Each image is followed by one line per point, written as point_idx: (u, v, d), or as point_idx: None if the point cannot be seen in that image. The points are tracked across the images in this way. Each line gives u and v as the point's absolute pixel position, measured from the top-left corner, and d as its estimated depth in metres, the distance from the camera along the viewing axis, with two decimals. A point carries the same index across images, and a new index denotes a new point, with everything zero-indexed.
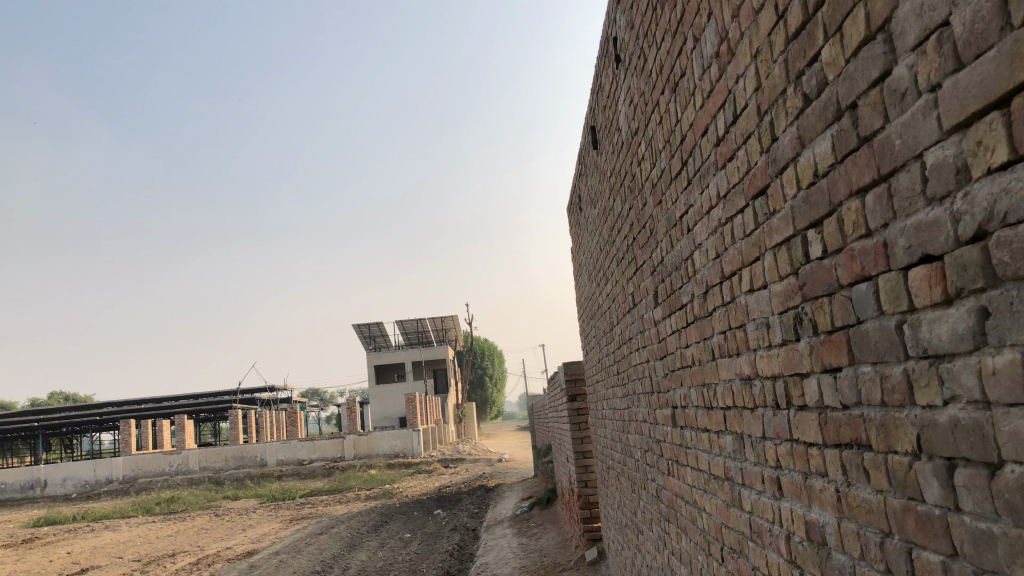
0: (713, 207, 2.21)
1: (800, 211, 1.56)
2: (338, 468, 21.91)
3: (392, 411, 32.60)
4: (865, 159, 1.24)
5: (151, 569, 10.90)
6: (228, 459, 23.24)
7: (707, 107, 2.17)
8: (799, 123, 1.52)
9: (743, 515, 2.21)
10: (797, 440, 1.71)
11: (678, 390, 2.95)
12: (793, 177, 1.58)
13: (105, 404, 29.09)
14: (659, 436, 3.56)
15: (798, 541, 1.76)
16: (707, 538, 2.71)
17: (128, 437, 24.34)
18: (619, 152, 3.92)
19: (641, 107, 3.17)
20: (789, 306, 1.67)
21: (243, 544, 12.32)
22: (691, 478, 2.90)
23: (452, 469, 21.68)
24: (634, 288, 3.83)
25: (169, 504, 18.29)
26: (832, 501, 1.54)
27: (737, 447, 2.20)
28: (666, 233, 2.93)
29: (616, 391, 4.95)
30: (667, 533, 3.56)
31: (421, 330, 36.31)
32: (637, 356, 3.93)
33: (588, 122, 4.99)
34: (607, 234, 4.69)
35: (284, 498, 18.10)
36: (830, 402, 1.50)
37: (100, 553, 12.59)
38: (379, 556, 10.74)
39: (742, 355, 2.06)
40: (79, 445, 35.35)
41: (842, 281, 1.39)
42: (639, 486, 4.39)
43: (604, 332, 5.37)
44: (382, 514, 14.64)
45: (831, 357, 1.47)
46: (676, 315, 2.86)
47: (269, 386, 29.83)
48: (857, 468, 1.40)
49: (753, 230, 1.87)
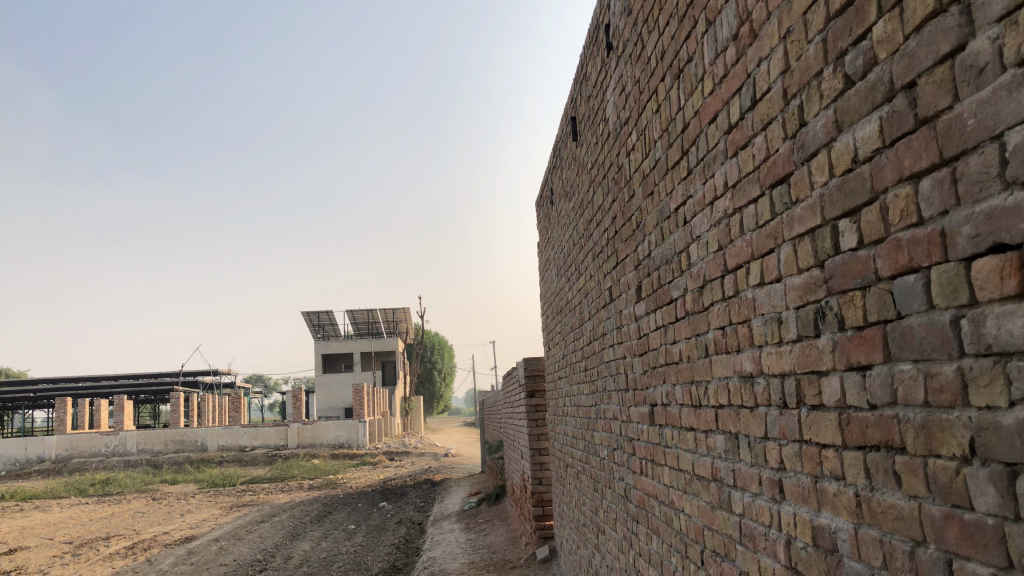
0: (718, 197, 2.13)
1: (830, 199, 1.48)
2: (281, 456, 21.55)
3: (338, 401, 32.20)
4: (924, 141, 1.17)
5: (83, 552, 10.51)
6: (168, 442, 22.66)
7: (718, 93, 2.08)
8: (836, 106, 1.44)
9: (732, 518, 2.14)
10: (807, 441, 1.64)
11: (660, 387, 2.88)
12: (825, 163, 1.50)
13: (40, 380, 28.21)
14: (631, 435, 3.49)
15: (801, 546, 1.69)
16: (684, 539, 2.64)
17: (63, 416, 23.57)
18: (602, 143, 3.84)
19: (634, 96, 3.09)
20: (810, 300, 1.59)
21: (180, 530, 11.99)
22: (668, 478, 2.84)
23: (398, 462, 21.48)
24: (612, 282, 3.75)
25: (104, 485, 17.77)
26: (849, 505, 1.46)
27: (730, 447, 2.13)
28: (655, 225, 2.85)
29: (583, 387, 4.87)
30: (635, 533, 3.48)
31: (371, 321, 35.91)
32: (611, 351, 3.87)
33: (568, 112, 4.91)
34: (583, 227, 4.60)
35: (224, 484, 17.71)
36: (854, 401, 1.42)
37: (29, 534, 12.11)
38: (323, 546, 10.53)
39: (743, 351, 1.98)
40: (9, 421, 34.20)
41: (880, 273, 1.31)
42: (603, 484, 4.31)
43: (572, 327, 5.31)
44: (326, 504, 14.41)
45: (861, 353, 1.39)
46: (662, 310, 2.78)
47: (213, 370, 29.25)
48: (886, 472, 1.32)
49: (767, 220, 1.79)
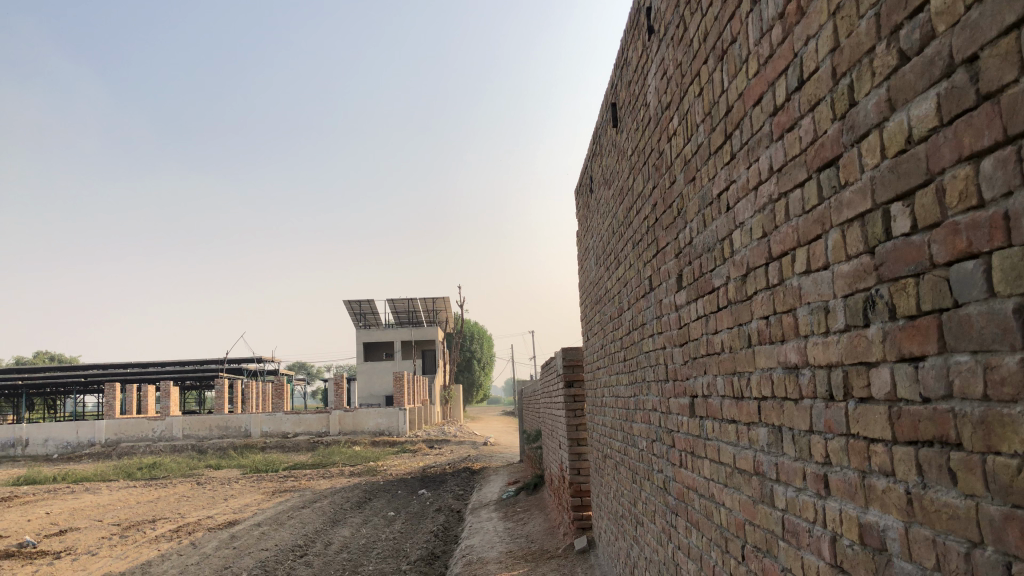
0: (763, 182, 2.06)
1: (882, 181, 1.41)
2: (322, 442, 21.81)
3: (378, 389, 32.47)
4: (985, 118, 1.10)
5: (131, 534, 10.76)
6: (212, 428, 23.07)
7: (764, 74, 2.01)
8: (890, 84, 1.37)
9: (775, 513, 2.08)
10: (856, 436, 1.57)
11: (700, 378, 2.82)
12: (877, 144, 1.42)
13: (91, 366, 28.92)
14: (670, 427, 3.43)
15: (846, 545, 1.63)
16: (724, 534, 2.59)
17: (112, 401, 24.13)
18: (643, 129, 3.77)
19: (676, 80, 3.02)
20: (858, 289, 1.52)
21: (224, 514, 12.21)
22: (708, 471, 2.78)
23: (438, 450, 21.58)
24: (652, 271, 3.69)
25: (151, 469, 18.17)
26: (900, 503, 1.39)
27: (774, 440, 2.07)
28: (697, 213, 2.78)
29: (621, 377, 4.82)
30: (674, 527, 3.43)
31: (412, 310, 36.10)
32: (650, 342, 3.81)
33: (608, 99, 4.84)
34: (623, 215, 4.53)
35: (267, 470, 17.97)
36: (905, 394, 1.36)
37: (79, 515, 12.43)
38: (363, 532, 10.64)
39: (787, 341, 1.92)
40: (62, 407, 35.14)
41: (935, 260, 1.24)
42: (642, 477, 4.26)
43: (610, 316, 5.26)
44: (367, 490, 14.55)
45: (913, 344, 1.32)
46: (704, 299, 2.72)
47: (256, 357, 29.69)
48: (940, 469, 1.25)
49: (815, 206, 1.71)
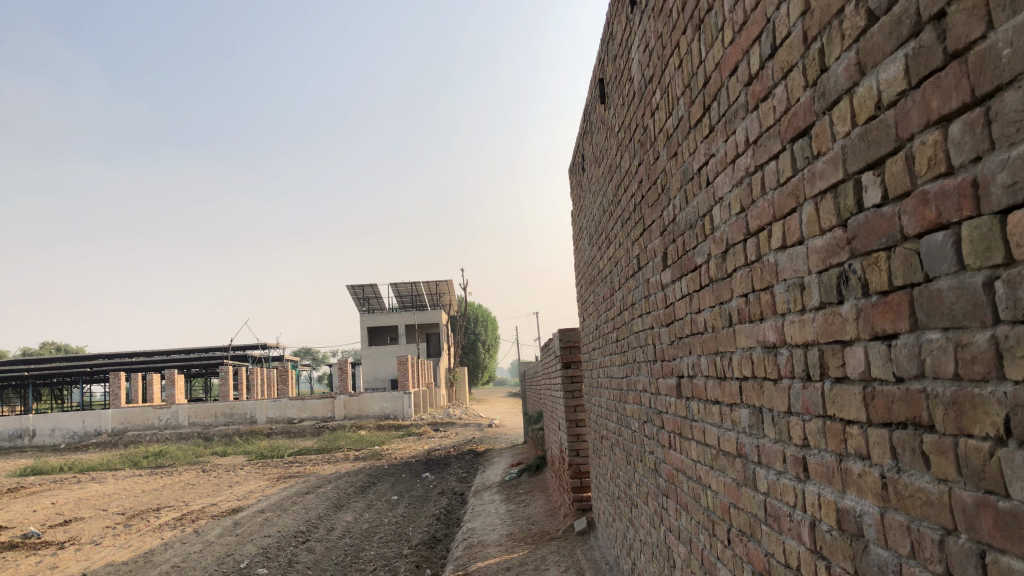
0: (740, 155, 1.98)
1: (853, 150, 1.33)
2: (327, 427, 21.84)
3: (383, 373, 32.51)
4: (953, 79, 1.02)
5: (135, 523, 10.77)
6: (217, 415, 23.10)
7: (738, 42, 1.93)
8: (859, 46, 1.29)
9: (757, 496, 2.02)
10: (832, 417, 1.51)
11: (686, 358, 2.75)
12: (847, 111, 1.35)
13: (96, 355, 28.96)
14: (660, 408, 3.37)
15: (825, 530, 1.57)
16: (711, 517, 2.53)
17: (117, 390, 24.17)
18: (629, 104, 3.67)
19: (657, 53, 2.93)
20: (832, 264, 1.45)
21: (228, 501, 12.22)
22: (695, 453, 2.73)
23: (443, 433, 21.59)
24: (640, 250, 3.61)
25: (157, 457, 18.22)
26: (875, 488, 1.33)
27: (755, 422, 2.00)
28: (680, 189, 2.70)
29: (614, 358, 4.77)
30: (665, 509, 3.38)
31: (415, 294, 36.04)
32: (640, 322, 3.74)
33: (596, 74, 4.73)
34: (612, 193, 4.44)
35: (272, 456, 17.99)
36: (879, 374, 1.29)
37: (84, 505, 12.45)
38: (366, 517, 10.64)
39: (766, 320, 1.85)
40: (70, 396, 35.24)
41: (906, 232, 1.17)
42: (635, 458, 4.20)
43: (603, 297, 5.19)
44: (371, 474, 14.57)
45: (886, 321, 1.25)
46: (687, 277, 2.64)
47: (260, 344, 29.71)
48: (913, 452, 1.19)
49: (789, 178, 1.64)
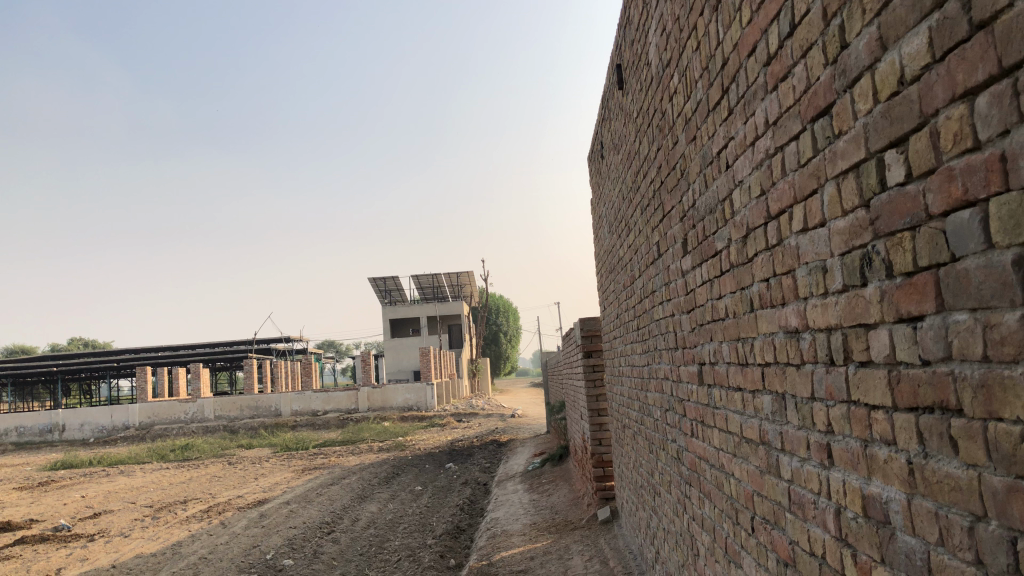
0: (760, 137, 1.94)
1: (875, 128, 1.29)
2: (351, 419, 21.97)
3: (406, 364, 32.63)
4: (980, 50, 0.99)
5: (163, 515, 10.89)
6: (243, 408, 23.29)
7: (757, 22, 1.89)
8: (881, 21, 1.25)
9: (781, 484, 1.99)
10: (856, 402, 1.47)
11: (707, 345, 2.72)
12: (869, 88, 1.31)
13: (123, 351, 29.33)
14: (681, 396, 3.33)
15: (850, 518, 1.54)
16: (735, 505, 2.51)
17: (144, 384, 24.46)
18: (647, 89, 3.62)
19: (675, 36, 2.88)
20: (855, 246, 1.41)
21: (254, 493, 12.33)
22: (718, 440, 2.70)
23: (466, 424, 21.63)
24: (660, 236, 3.57)
25: (184, 450, 18.42)
26: (902, 474, 1.30)
27: (778, 408, 1.97)
28: (699, 174, 2.67)
29: (635, 347, 4.73)
30: (689, 498, 3.35)
31: (436, 285, 36.05)
32: (660, 310, 3.71)
33: (613, 60, 4.68)
34: (631, 180, 4.41)
35: (297, 448, 18.11)
36: (904, 357, 1.26)
37: (113, 498, 12.61)
38: (390, 508, 10.69)
39: (788, 305, 1.82)
40: (97, 391, 35.75)
41: (931, 211, 1.14)
42: (658, 447, 4.17)
43: (624, 285, 5.15)
44: (395, 465, 14.64)
45: (911, 303, 1.22)
46: (708, 263, 2.60)
47: (284, 337, 29.92)
48: (941, 437, 1.16)
49: (810, 159, 1.60)
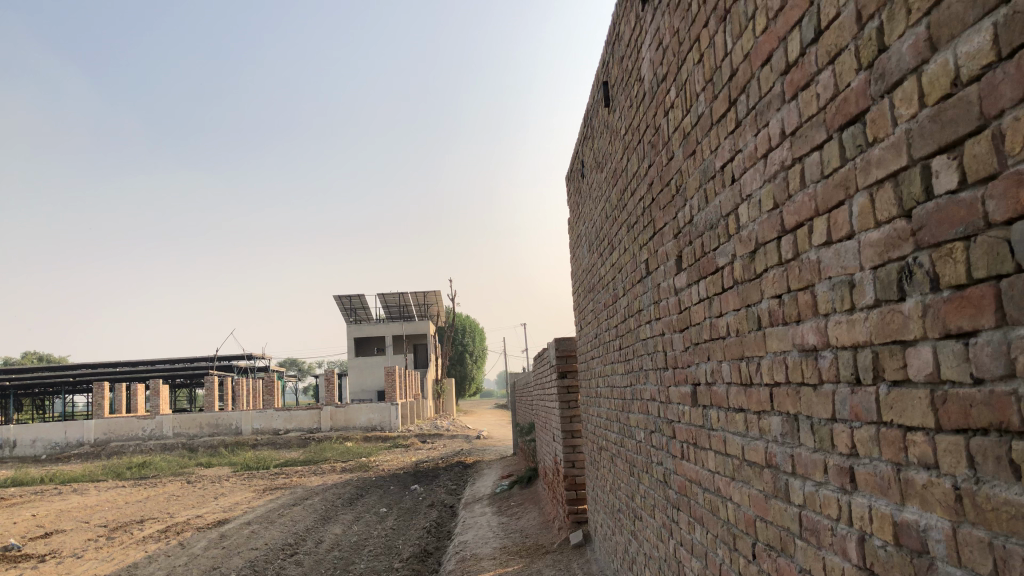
0: (774, 148, 1.88)
1: (921, 134, 1.23)
2: (314, 438, 21.60)
3: (370, 384, 32.28)
4: None
5: (118, 535, 10.51)
6: (202, 426, 22.78)
7: (774, 30, 1.83)
8: (930, 21, 1.19)
9: (791, 509, 1.91)
10: (888, 424, 1.40)
11: (704, 364, 2.65)
12: (913, 91, 1.24)
13: (79, 365, 28.59)
14: (671, 417, 3.25)
15: (878, 545, 1.45)
16: (732, 531, 2.42)
17: (101, 400, 23.83)
18: (638, 105, 3.57)
19: (673, 49, 2.83)
20: (891, 258, 1.34)
21: (214, 513, 11.99)
22: (713, 464, 2.61)
23: (430, 444, 21.39)
24: (649, 254, 3.51)
25: (141, 468, 17.93)
26: (945, 501, 1.22)
27: (789, 430, 1.90)
28: (697, 189, 2.61)
29: (617, 366, 4.65)
30: (676, 523, 3.26)
31: (403, 304, 35.81)
32: (647, 330, 3.64)
33: (599, 77, 4.63)
34: (616, 197, 4.35)
35: (257, 467, 17.72)
36: (952, 376, 1.19)
37: (65, 517, 12.18)
38: (355, 530, 10.45)
39: (805, 322, 1.75)
40: (51, 406, 34.83)
41: (992, 218, 1.07)
42: (640, 469, 4.08)
43: (604, 304, 5.09)
44: (359, 486, 14.37)
45: (962, 318, 1.15)
46: (707, 281, 2.54)
47: (246, 354, 29.42)
48: (998, 460, 1.09)
49: (837, 168, 1.54)
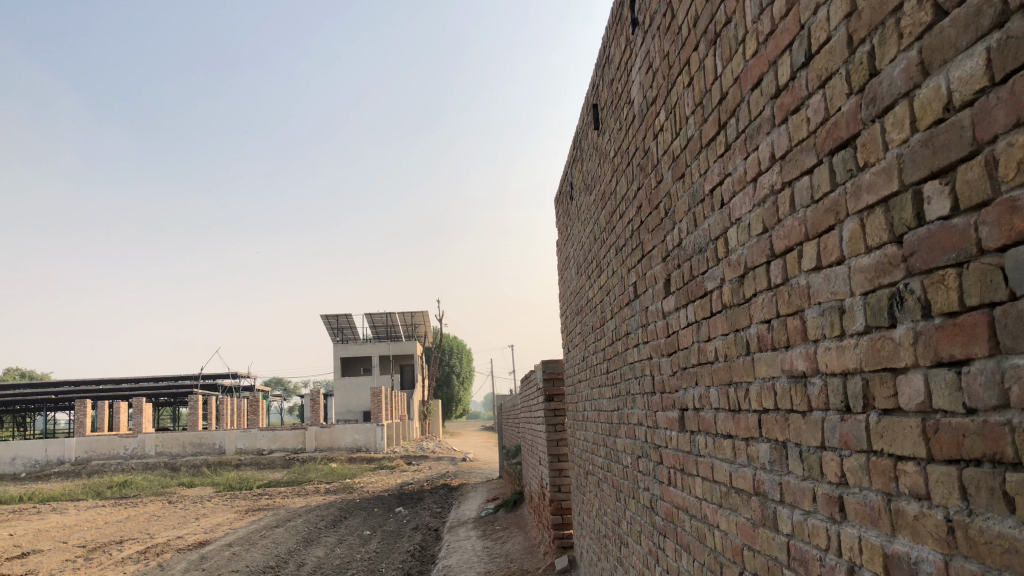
0: (763, 172, 1.87)
1: (912, 158, 1.21)
2: (298, 459, 21.39)
3: (356, 404, 32.08)
4: None
5: (96, 556, 10.33)
6: (185, 445, 22.52)
7: (765, 53, 1.82)
8: (922, 44, 1.18)
9: (778, 538, 1.88)
10: (879, 452, 1.37)
11: (691, 390, 2.63)
12: (904, 116, 1.23)
13: (62, 382, 28.26)
14: (658, 442, 3.21)
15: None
16: (718, 558, 2.39)
17: (83, 418, 23.54)
18: (627, 128, 3.57)
19: (663, 72, 2.83)
20: (883, 284, 1.32)
21: (194, 534, 11.81)
22: (700, 490, 2.58)
23: (415, 466, 21.22)
24: (637, 278, 3.50)
25: (121, 488, 17.68)
26: (936, 532, 1.20)
27: (777, 457, 1.87)
28: (686, 213, 2.59)
29: (604, 390, 4.62)
30: (662, 550, 3.22)
31: (390, 324, 35.72)
32: (635, 353, 3.62)
33: (589, 100, 4.64)
34: (605, 220, 4.34)
35: (240, 488, 17.52)
36: (943, 405, 1.17)
37: (43, 537, 11.97)
38: (337, 553, 10.30)
39: (794, 347, 1.72)
40: (32, 424, 34.42)
41: (984, 245, 1.06)
42: (626, 494, 4.05)
43: (591, 327, 5.07)
44: (343, 508, 14.21)
45: (954, 345, 1.13)
46: (695, 305, 2.52)
47: (231, 373, 29.18)
48: (992, 492, 1.06)
49: (827, 193, 1.52)
